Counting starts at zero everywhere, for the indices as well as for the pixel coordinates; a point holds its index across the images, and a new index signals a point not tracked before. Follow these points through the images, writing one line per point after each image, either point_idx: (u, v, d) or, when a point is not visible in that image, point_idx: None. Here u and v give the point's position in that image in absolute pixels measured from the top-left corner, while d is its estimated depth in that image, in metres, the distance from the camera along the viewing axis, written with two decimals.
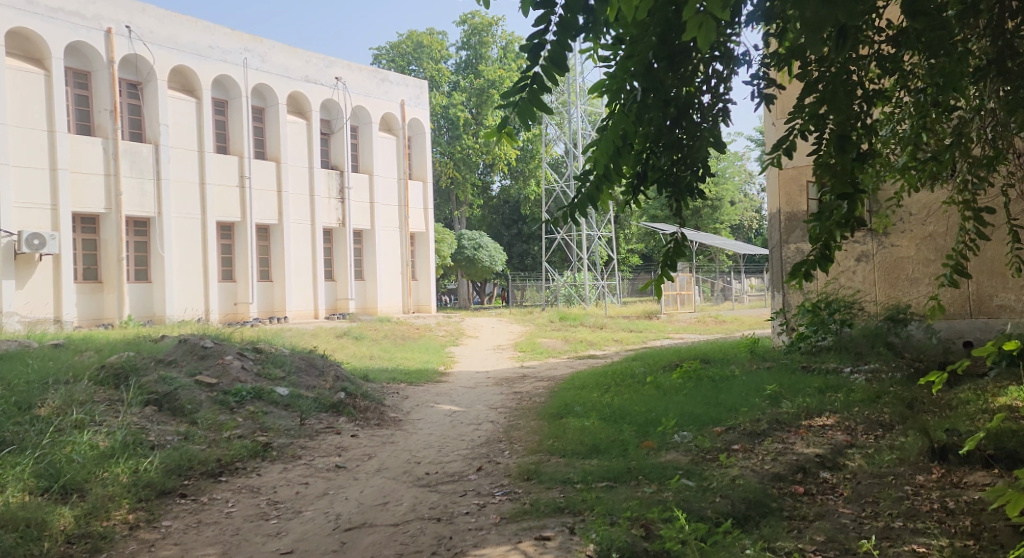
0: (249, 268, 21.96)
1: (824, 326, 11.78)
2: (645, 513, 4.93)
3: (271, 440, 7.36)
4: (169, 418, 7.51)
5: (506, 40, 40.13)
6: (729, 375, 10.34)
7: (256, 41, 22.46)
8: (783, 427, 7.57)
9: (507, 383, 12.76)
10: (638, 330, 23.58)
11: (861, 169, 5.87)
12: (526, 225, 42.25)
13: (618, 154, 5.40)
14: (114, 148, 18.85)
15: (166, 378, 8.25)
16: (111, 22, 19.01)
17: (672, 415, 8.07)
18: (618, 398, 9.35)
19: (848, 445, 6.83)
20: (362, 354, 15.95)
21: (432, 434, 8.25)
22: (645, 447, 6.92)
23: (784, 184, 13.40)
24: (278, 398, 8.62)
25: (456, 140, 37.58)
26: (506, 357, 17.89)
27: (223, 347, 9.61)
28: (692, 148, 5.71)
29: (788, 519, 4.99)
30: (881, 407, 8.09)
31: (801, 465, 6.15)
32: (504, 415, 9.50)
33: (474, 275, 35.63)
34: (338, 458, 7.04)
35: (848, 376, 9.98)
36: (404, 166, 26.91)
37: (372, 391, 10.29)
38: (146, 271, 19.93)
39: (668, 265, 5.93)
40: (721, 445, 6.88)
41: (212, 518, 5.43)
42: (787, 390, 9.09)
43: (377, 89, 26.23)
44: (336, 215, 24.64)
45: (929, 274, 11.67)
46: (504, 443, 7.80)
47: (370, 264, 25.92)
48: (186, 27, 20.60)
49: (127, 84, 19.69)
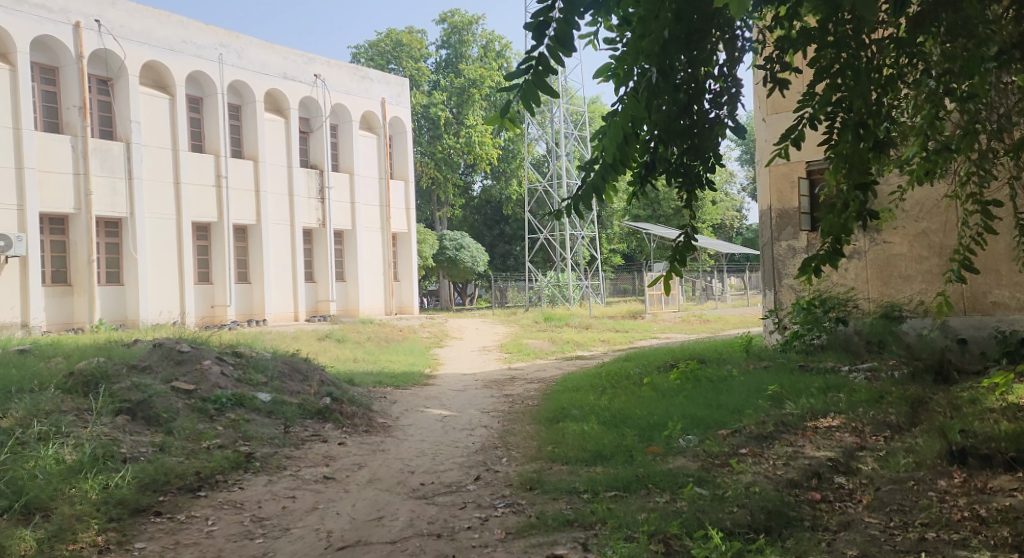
0: (226, 270, 21.42)
1: (818, 324, 11.50)
2: (663, 527, 4.62)
3: (253, 450, 6.95)
4: (143, 429, 7.09)
5: (487, 39, 39.82)
6: (728, 376, 10.05)
7: (233, 37, 21.95)
8: (790, 429, 7.27)
9: (497, 385, 12.41)
10: (625, 330, 23.32)
11: (877, 159, 5.59)
12: (509, 225, 41.91)
13: (626, 142, 5.14)
14: (83, 146, 18.27)
15: (140, 385, 7.82)
16: (80, 16, 18.42)
17: (675, 418, 7.74)
18: (615, 400, 9.01)
19: (859, 448, 6.53)
20: (346, 357, 15.51)
21: (424, 440, 7.88)
22: (650, 452, 6.60)
23: (776, 180, 13.06)
24: (261, 405, 8.21)
25: (437, 140, 37.20)
26: (493, 359, 17.50)
27: (201, 351, 9.18)
28: (702, 136, 5.45)
29: (811, 530, 4.66)
30: (887, 407, 7.83)
31: (815, 471, 5.83)
32: (497, 419, 9.14)
33: (456, 276, 35.21)
34: (326, 469, 6.64)
35: (848, 375, 9.73)
36: (386, 165, 26.47)
37: (359, 396, 9.89)
38: (118, 274, 19.36)
39: (677, 261, 5.70)
40: (729, 449, 6.57)
41: (192, 539, 5.02)
42: (789, 390, 8.80)
43: (357, 87, 25.77)
44: (316, 215, 24.14)
45: (922, 271, 11.40)
46: (500, 449, 7.44)
47: (351, 265, 25.48)
48: (157, 21, 20.04)
49: (97, 80, 19.10)
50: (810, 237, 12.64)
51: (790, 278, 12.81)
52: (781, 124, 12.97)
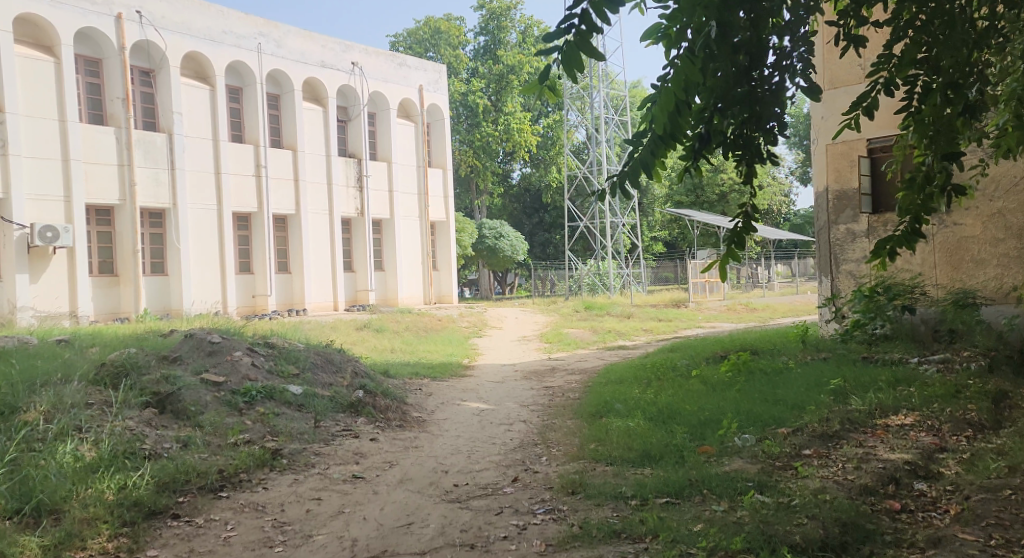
0: (267, 259, 21.29)
1: (881, 312, 10.94)
2: (724, 542, 4.26)
3: (281, 446, 6.58)
4: (171, 423, 6.78)
5: (525, 24, 39.28)
6: (784, 368, 9.49)
7: (271, 25, 21.72)
8: (858, 428, 6.83)
9: (537, 377, 11.96)
10: (668, 319, 22.68)
11: (964, 126, 5.45)
12: (548, 212, 41.39)
13: (678, 112, 4.72)
14: (127, 137, 18.19)
15: (169, 377, 7.52)
16: (121, 7, 18.33)
17: (728, 415, 7.26)
18: (661, 395, 8.49)
19: (938, 450, 6.15)
20: (382, 347, 15.19)
21: (460, 436, 7.48)
22: (703, 454, 6.13)
23: (833, 160, 12.37)
24: (292, 398, 7.86)
25: (475, 128, 36.69)
26: (533, 349, 17.03)
27: (233, 342, 8.84)
28: (765, 104, 4.97)
29: (893, 546, 4.31)
30: (964, 403, 7.29)
31: (892, 475, 5.49)
32: (537, 413, 8.69)
33: (496, 265, 34.79)
34: (355, 467, 6.25)
35: (917, 367, 9.14)
36: (424, 154, 26.15)
37: (393, 388, 9.51)
38: (162, 264, 19.31)
39: (735, 244, 5.19)
40: (791, 450, 6.15)
41: (207, 547, 4.68)
42: (853, 385, 8.21)
43: (395, 74, 25.43)
44: (355, 204, 23.92)
45: (997, 255, 10.69)
46: (540, 446, 7.01)
47: (390, 255, 25.22)
48: (197, 11, 19.89)
49: (139, 72, 19.02)
50: (872, 220, 11.96)
51: (850, 263, 12.12)
52: (840, 101, 12.29)
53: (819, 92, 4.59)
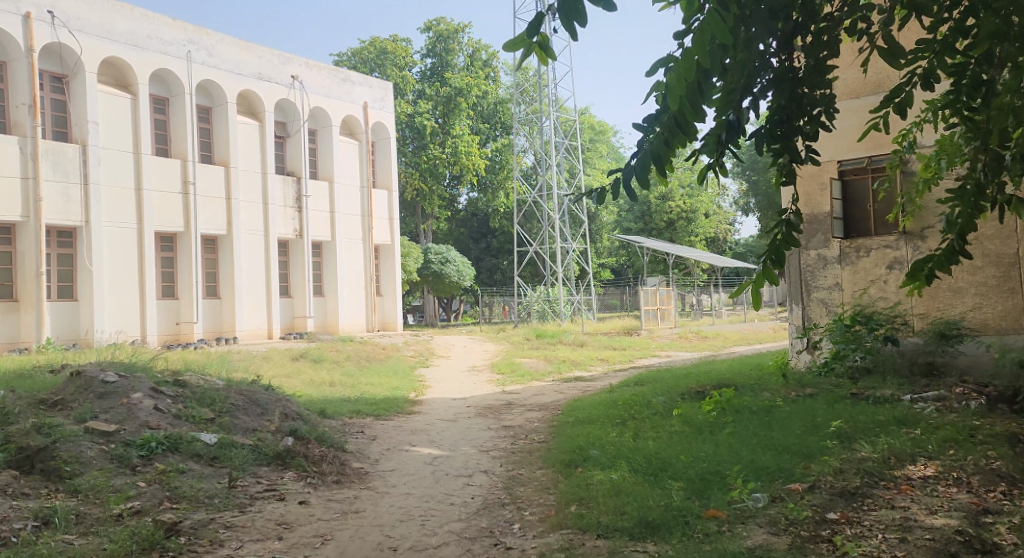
0: (193, 283, 19.61)
1: (861, 343, 9.96)
2: None
3: (181, 517, 5.20)
4: (37, 488, 5.38)
5: (473, 47, 38.42)
6: (771, 405, 8.45)
7: (202, 32, 20.22)
8: (877, 482, 5.79)
9: (493, 414, 10.66)
10: (623, 348, 21.69)
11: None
12: (495, 238, 40.28)
13: (703, 84, 3.72)
14: (34, 148, 16.48)
15: (44, 426, 6.09)
16: (31, 6, 16.63)
17: (725, 466, 6.16)
18: (641, 439, 7.35)
19: (982, 512, 5.11)
20: (320, 381, 13.75)
21: (410, 494, 6.20)
22: (712, 520, 5.03)
23: (803, 182, 11.47)
24: (202, 449, 6.48)
25: (422, 150, 35.19)
26: (484, 381, 15.74)
27: (133, 382, 7.40)
28: (805, 82, 4.03)
29: None
30: (985, 448, 6.33)
31: (947, 551, 4.45)
32: (499, 461, 7.46)
33: (442, 291, 33.43)
34: (278, 545, 4.92)
35: (913, 405, 8.17)
36: (368, 174, 24.80)
37: (329, 432, 8.15)
38: (71, 288, 17.54)
39: (774, 260, 4.24)
40: (814, 514, 5.05)
41: None
42: (854, 426, 7.20)
43: (338, 89, 24.06)
44: (292, 225, 22.41)
45: (976, 284, 9.82)
46: (511, 507, 5.79)
47: (330, 279, 23.72)
48: (120, 14, 18.35)
49: (50, 77, 17.38)
50: (844, 246, 10.99)
51: (822, 291, 11.17)
52: None
53: (899, 56, 3.81)
